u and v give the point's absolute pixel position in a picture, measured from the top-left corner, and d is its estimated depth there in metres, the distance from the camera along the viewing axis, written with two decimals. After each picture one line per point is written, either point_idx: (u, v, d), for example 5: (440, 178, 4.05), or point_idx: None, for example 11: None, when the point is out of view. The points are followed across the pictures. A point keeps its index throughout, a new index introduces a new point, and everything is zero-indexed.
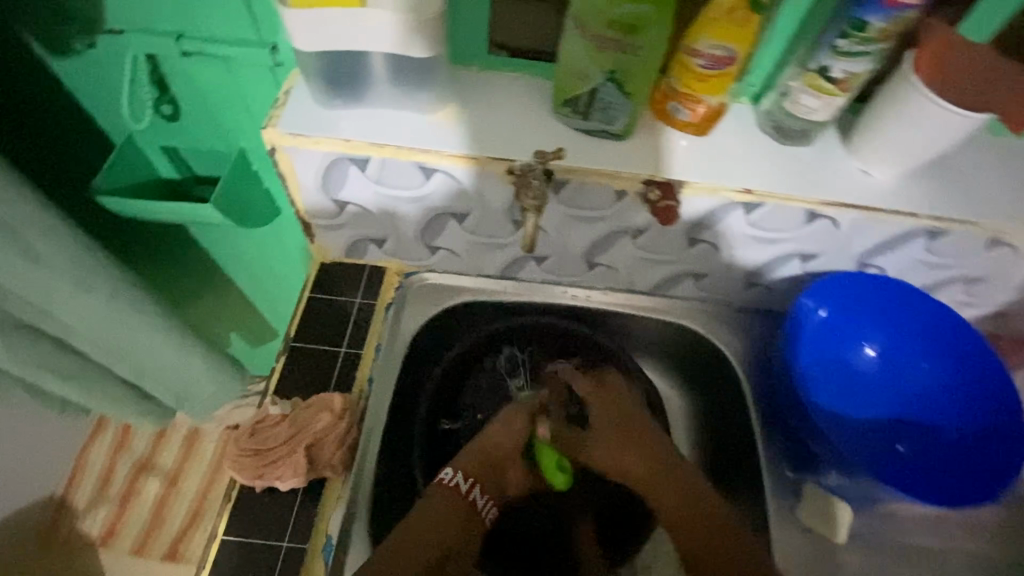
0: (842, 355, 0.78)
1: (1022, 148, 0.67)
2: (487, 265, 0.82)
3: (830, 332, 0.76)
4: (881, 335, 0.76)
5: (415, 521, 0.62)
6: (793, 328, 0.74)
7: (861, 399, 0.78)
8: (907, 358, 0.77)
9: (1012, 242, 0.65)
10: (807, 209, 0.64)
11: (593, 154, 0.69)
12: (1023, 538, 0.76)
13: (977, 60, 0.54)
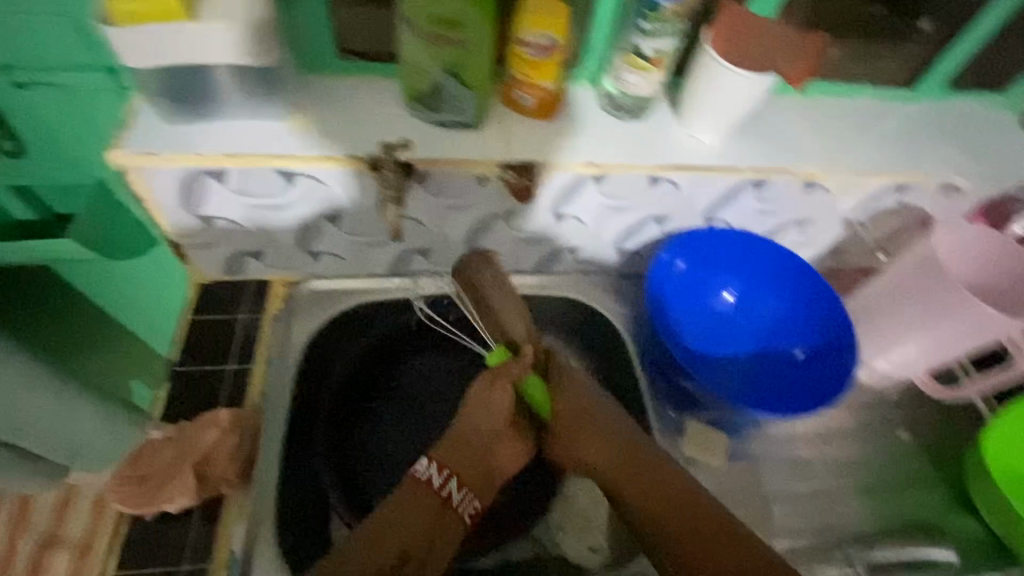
0: (707, 301, 0.86)
1: (814, 112, 0.81)
2: (373, 264, 0.84)
3: (688, 282, 0.85)
4: (736, 280, 0.85)
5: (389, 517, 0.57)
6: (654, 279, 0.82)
7: (725, 339, 0.86)
8: (758, 297, 0.86)
9: (822, 184, 0.78)
10: (648, 173, 0.73)
11: (448, 146, 0.69)
12: (882, 433, 0.88)
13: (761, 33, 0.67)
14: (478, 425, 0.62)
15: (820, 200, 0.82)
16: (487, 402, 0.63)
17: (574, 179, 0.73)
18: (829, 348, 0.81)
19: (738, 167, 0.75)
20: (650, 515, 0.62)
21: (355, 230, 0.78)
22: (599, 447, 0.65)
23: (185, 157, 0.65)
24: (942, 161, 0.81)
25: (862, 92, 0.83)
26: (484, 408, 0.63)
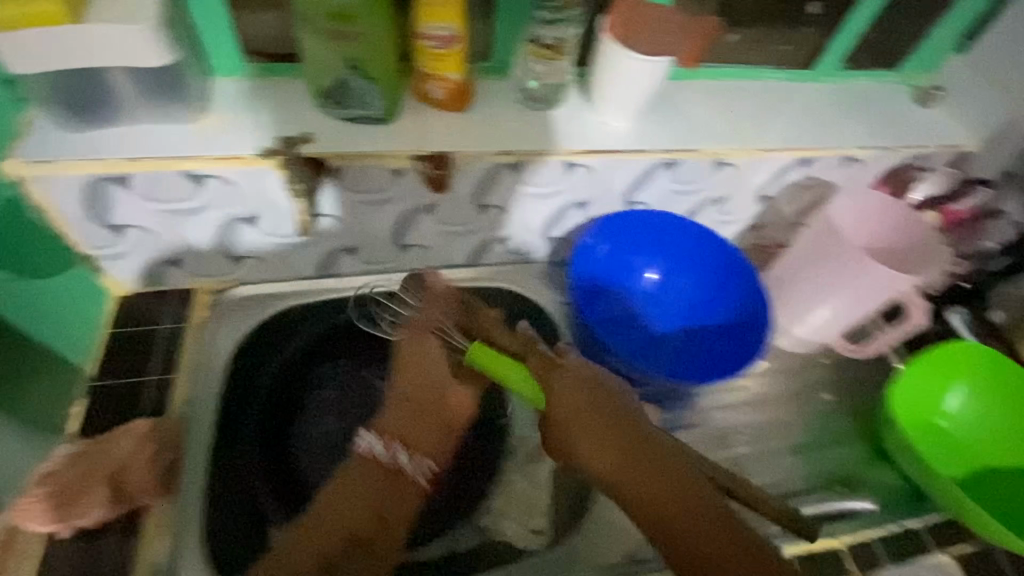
0: (639, 281, 0.90)
1: (843, 96, 0.92)
2: (456, 254, 0.89)
3: (670, 260, 0.89)
4: (657, 260, 0.89)
5: (340, 485, 0.61)
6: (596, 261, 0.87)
7: (659, 309, 0.91)
8: (681, 274, 0.89)
9: (859, 159, 0.88)
10: (715, 158, 0.82)
11: (540, 138, 0.75)
12: None
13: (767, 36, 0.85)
14: (553, 413, 0.61)
15: (857, 174, 0.91)
16: (568, 387, 0.62)
17: (648, 165, 0.81)
18: (743, 321, 0.86)
19: (789, 148, 0.84)
20: (660, 521, 0.56)
21: (447, 221, 0.83)
22: (598, 449, 0.59)
23: (286, 151, 0.69)
24: (949, 129, 0.94)
25: (871, 79, 0.96)
26: (564, 391, 0.61)
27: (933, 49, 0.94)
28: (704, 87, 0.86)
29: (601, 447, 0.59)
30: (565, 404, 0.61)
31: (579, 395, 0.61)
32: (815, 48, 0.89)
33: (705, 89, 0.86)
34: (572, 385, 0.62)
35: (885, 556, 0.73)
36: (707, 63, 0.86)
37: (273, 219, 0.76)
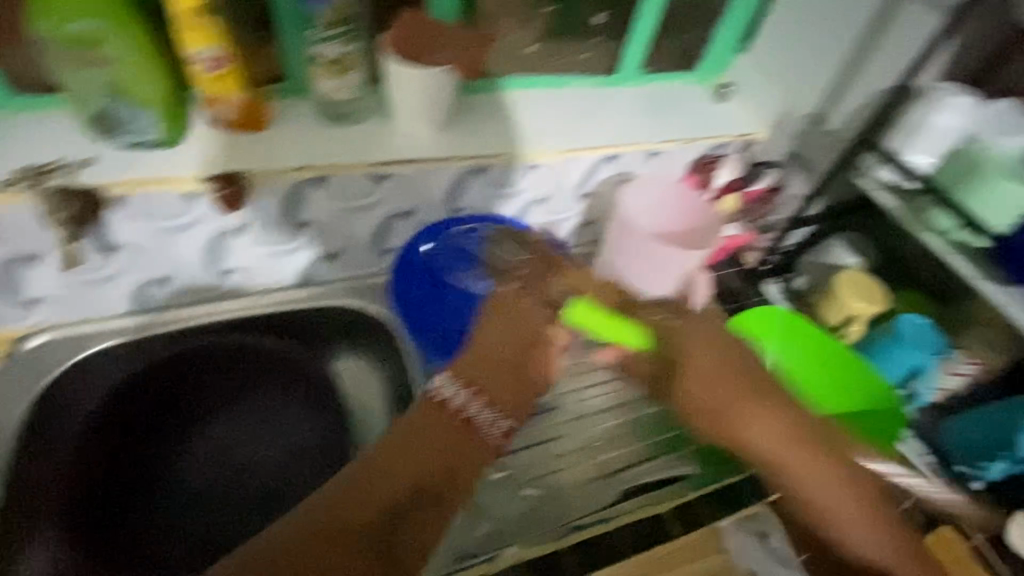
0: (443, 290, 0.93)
1: (645, 96, 1.00)
2: (284, 274, 0.89)
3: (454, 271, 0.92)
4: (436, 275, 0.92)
5: (422, 435, 0.65)
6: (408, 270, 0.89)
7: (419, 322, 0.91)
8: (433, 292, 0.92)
9: (662, 152, 0.95)
10: (520, 161, 0.87)
11: (341, 152, 0.77)
12: None
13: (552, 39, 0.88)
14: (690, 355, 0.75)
15: (666, 165, 0.98)
16: (700, 378, 0.73)
17: (459, 173, 0.84)
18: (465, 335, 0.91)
19: (593, 147, 0.91)
20: (794, 496, 0.70)
21: (262, 242, 0.82)
22: (771, 433, 0.70)
23: (26, 175, 0.66)
24: (749, 120, 1.00)
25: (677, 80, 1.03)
26: (692, 362, 0.74)
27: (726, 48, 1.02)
28: (515, 95, 0.92)
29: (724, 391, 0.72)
30: (696, 397, 0.73)
31: (703, 375, 0.73)
32: (614, 55, 0.97)
33: (515, 97, 0.91)
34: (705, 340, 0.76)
35: (706, 512, 0.80)
36: (515, 72, 0.91)
37: (63, 254, 0.74)
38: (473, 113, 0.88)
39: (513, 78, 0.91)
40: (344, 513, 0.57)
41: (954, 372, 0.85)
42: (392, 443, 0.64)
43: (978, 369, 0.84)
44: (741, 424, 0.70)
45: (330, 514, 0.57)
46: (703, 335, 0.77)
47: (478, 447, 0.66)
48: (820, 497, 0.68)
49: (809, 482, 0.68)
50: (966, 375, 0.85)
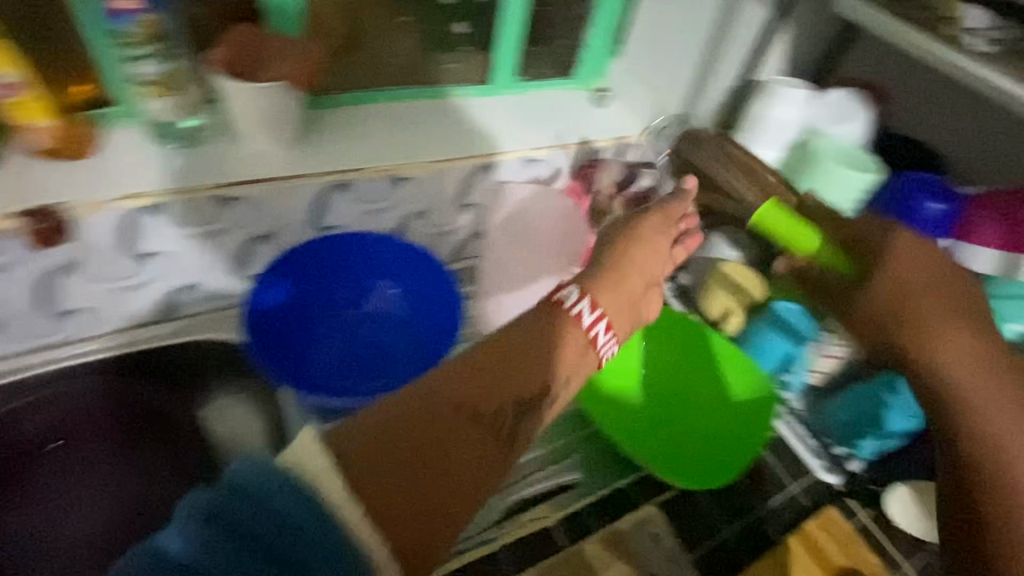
0: (347, 304, 0.88)
1: (519, 102, 1.00)
2: (138, 308, 0.84)
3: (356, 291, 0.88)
4: (341, 291, 0.88)
5: (539, 359, 0.50)
6: (298, 284, 0.84)
7: (304, 340, 0.86)
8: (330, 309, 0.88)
9: (536, 157, 0.95)
10: (386, 174, 0.84)
11: (177, 174, 0.74)
12: None
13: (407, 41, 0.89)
14: (892, 246, 0.58)
15: (543, 172, 0.98)
16: (920, 281, 0.55)
17: (319, 190, 0.81)
18: (357, 359, 0.85)
19: (465, 156, 0.89)
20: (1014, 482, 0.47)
21: (102, 277, 0.78)
22: (962, 353, 0.51)
23: None
24: (625, 121, 1.01)
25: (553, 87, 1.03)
26: (907, 269, 0.56)
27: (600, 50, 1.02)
28: (380, 109, 0.90)
29: (941, 311, 0.53)
30: (932, 302, 0.54)
31: (932, 289, 0.54)
32: (484, 65, 0.96)
33: (378, 111, 0.90)
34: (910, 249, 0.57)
35: (595, 524, 0.77)
36: (376, 87, 0.90)
37: None
38: (332, 128, 0.85)
39: (373, 94, 0.90)
40: (433, 432, 0.43)
41: (825, 354, 0.87)
42: (534, 363, 0.49)
43: (844, 349, 0.87)
44: (939, 332, 0.52)
45: (439, 412, 0.44)
46: (917, 259, 0.56)
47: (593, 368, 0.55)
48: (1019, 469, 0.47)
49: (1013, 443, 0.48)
50: (836, 355, 0.87)
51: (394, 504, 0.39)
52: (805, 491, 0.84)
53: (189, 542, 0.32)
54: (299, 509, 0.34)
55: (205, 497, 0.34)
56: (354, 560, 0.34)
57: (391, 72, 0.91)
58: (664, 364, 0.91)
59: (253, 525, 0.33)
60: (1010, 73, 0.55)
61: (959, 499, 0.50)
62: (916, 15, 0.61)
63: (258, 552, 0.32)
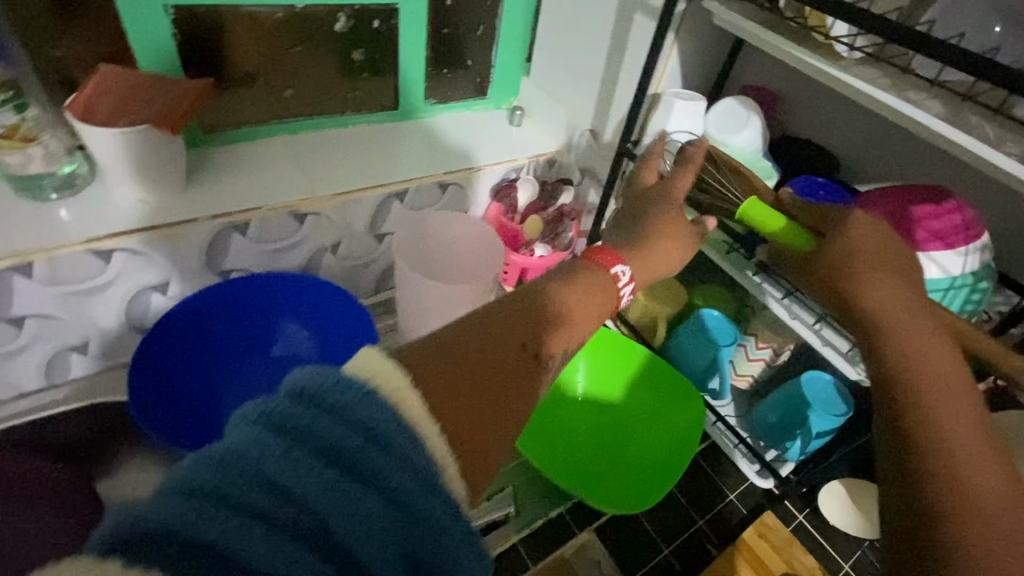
0: (259, 345, 0.85)
1: (429, 125, 0.99)
2: (23, 377, 0.77)
3: (267, 330, 0.85)
4: (253, 333, 0.84)
5: (562, 320, 0.51)
6: (201, 330, 0.80)
7: (217, 385, 0.82)
8: (243, 353, 0.84)
9: (452, 180, 0.93)
10: (288, 211, 0.80)
11: (44, 230, 0.68)
12: None
13: (301, 66, 0.85)
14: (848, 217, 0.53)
15: (459, 196, 0.96)
16: (873, 246, 0.50)
17: (214, 232, 0.76)
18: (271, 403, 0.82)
19: (372, 185, 0.86)
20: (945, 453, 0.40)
21: None
22: (902, 303, 0.47)
23: None
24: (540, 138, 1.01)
25: (463, 107, 1.02)
26: (864, 240, 0.51)
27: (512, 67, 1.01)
28: (278, 143, 0.88)
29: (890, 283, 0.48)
30: (872, 258, 0.49)
31: (883, 256, 0.50)
32: (391, 91, 0.94)
33: (277, 144, 0.88)
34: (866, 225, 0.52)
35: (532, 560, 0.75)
36: (274, 119, 0.87)
37: None
38: (227, 166, 0.81)
39: (271, 127, 0.87)
40: (498, 371, 0.44)
41: (752, 358, 0.87)
42: (562, 316, 0.51)
43: (769, 353, 0.86)
44: (885, 282, 0.48)
45: (493, 345, 0.45)
46: (872, 232, 0.51)
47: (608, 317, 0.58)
48: (946, 402, 0.42)
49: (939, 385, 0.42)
50: (762, 359, 0.86)
51: (466, 431, 0.39)
52: (741, 495, 0.85)
53: (261, 447, 0.29)
54: (379, 420, 0.33)
55: (274, 406, 0.31)
56: (425, 475, 0.33)
57: (288, 103, 0.87)
58: (609, 381, 0.89)
59: (331, 432, 0.31)
60: (862, 78, 0.57)
61: (889, 437, 0.43)
62: (780, 16, 0.62)
63: (337, 464, 0.30)
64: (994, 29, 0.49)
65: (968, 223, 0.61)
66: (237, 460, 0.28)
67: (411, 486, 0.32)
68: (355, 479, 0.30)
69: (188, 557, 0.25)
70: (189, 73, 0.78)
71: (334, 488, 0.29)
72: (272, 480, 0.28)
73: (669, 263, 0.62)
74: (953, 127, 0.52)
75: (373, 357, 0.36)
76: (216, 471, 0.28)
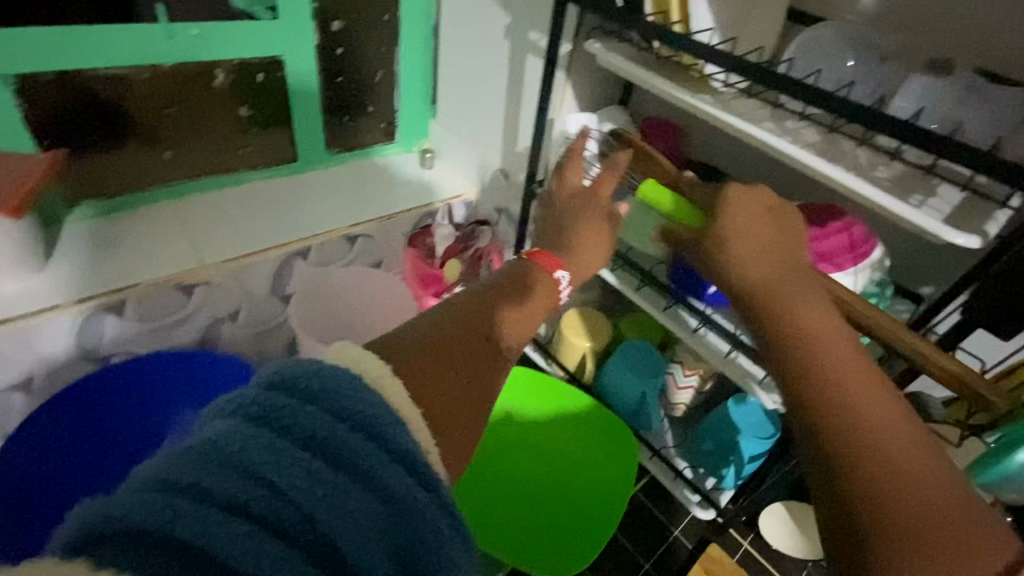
0: (148, 435, 0.77)
1: (335, 172, 0.95)
2: None
3: (157, 416, 0.77)
4: (143, 421, 0.77)
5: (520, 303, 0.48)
6: (79, 425, 0.73)
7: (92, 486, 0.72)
8: (129, 445, 0.76)
9: (361, 232, 0.88)
10: (172, 283, 0.74)
11: None
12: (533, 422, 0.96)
13: (180, 123, 0.80)
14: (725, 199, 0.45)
15: (371, 247, 0.91)
16: (756, 219, 0.44)
17: (80, 319, 0.71)
18: None
19: (267, 247, 0.80)
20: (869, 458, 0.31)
21: None
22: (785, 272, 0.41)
23: None
24: (450, 183, 0.98)
25: (370, 152, 0.99)
26: (750, 208, 0.44)
27: (416, 111, 0.98)
28: (167, 207, 0.83)
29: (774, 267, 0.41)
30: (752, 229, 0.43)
31: (759, 233, 0.43)
32: (288, 144, 0.89)
33: (160, 210, 0.82)
34: (739, 205, 0.44)
35: None
36: (153, 183, 0.82)
37: None
38: (106, 241, 0.76)
39: (150, 191, 0.82)
40: (471, 360, 0.40)
41: (681, 385, 0.83)
42: (510, 307, 0.46)
43: (697, 378, 0.82)
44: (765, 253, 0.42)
45: (462, 331, 0.42)
46: (754, 198, 0.45)
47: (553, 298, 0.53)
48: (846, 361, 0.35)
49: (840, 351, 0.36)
50: (691, 384, 0.83)
51: (446, 414, 0.37)
52: (686, 529, 0.84)
53: (240, 438, 0.28)
54: (363, 407, 0.31)
55: (256, 398, 0.30)
56: (414, 464, 0.31)
57: (172, 162, 0.82)
58: (545, 408, 0.87)
59: (314, 425, 0.29)
60: (737, 112, 0.57)
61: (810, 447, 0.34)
62: (656, 54, 0.63)
63: (323, 455, 0.29)
64: (848, 63, 0.51)
65: (857, 241, 0.62)
66: (219, 452, 0.28)
67: (397, 478, 0.30)
68: (339, 470, 0.29)
69: (161, 552, 0.24)
70: (47, 141, 0.73)
71: (319, 478, 0.28)
72: (257, 467, 0.27)
73: (596, 254, 0.58)
74: (820, 158, 0.53)
75: (353, 348, 0.35)
76: (197, 463, 0.27)
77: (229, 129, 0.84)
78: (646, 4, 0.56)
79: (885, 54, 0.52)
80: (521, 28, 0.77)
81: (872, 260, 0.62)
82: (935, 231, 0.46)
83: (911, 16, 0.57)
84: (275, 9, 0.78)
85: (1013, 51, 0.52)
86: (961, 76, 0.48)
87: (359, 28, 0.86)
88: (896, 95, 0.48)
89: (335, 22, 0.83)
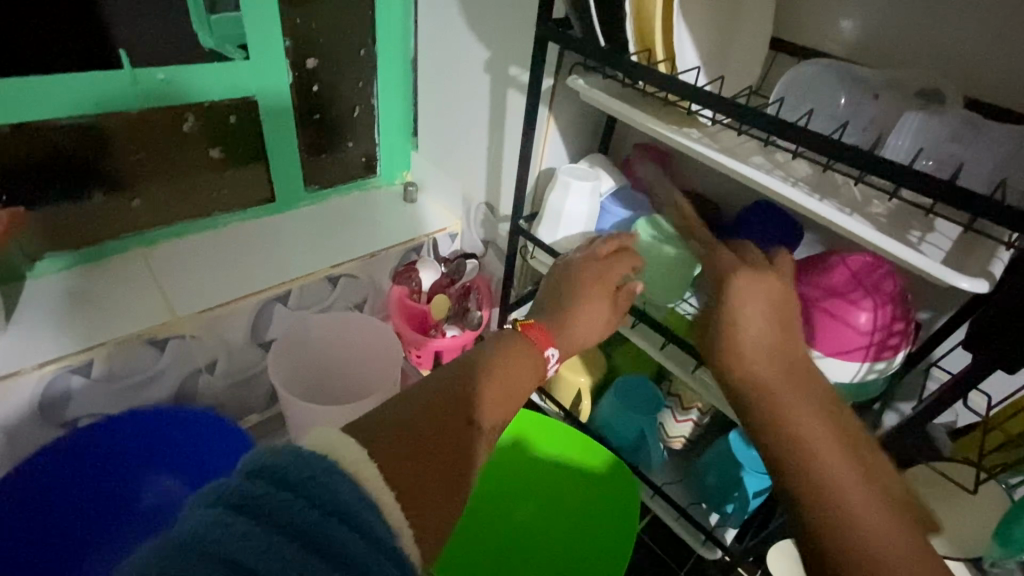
0: (133, 489, 0.76)
1: (314, 209, 0.92)
2: None
3: (140, 471, 0.75)
4: (131, 478, 0.76)
5: (504, 368, 0.46)
6: (52, 493, 0.69)
7: (90, 542, 0.73)
8: (119, 501, 0.75)
9: (341, 273, 0.84)
10: (141, 339, 0.71)
11: None
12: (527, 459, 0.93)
13: (147, 165, 0.77)
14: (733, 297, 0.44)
15: (355, 286, 0.88)
16: (762, 314, 0.43)
17: (43, 381, 0.67)
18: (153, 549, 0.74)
19: (244, 294, 0.77)
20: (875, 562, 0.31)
21: None
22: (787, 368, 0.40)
23: None
24: (434, 217, 0.95)
25: (347, 188, 0.95)
26: (760, 295, 0.44)
27: (397, 144, 0.96)
28: (137, 254, 0.80)
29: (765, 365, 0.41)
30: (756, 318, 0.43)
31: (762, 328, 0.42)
32: (264, 182, 0.87)
33: (130, 261, 0.79)
34: (750, 307, 0.43)
35: None
36: (119, 235, 0.78)
37: None
38: (76, 297, 0.73)
39: (118, 242, 0.79)
40: (448, 443, 0.37)
41: (680, 420, 0.81)
42: (491, 387, 0.43)
43: (696, 412, 0.80)
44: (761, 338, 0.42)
45: (438, 412, 0.38)
46: (761, 283, 0.45)
47: (539, 367, 0.49)
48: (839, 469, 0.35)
49: (845, 482, 0.34)
50: (690, 419, 0.81)
51: (422, 495, 0.34)
52: (693, 569, 0.83)
53: (219, 528, 0.25)
54: (342, 490, 0.28)
55: (234, 486, 0.27)
56: (389, 546, 0.28)
57: (140, 206, 0.79)
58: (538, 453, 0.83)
59: (291, 512, 0.26)
60: (726, 146, 0.56)
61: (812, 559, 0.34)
62: (639, 91, 0.61)
63: (302, 541, 0.26)
64: (840, 101, 0.51)
65: (866, 275, 0.57)
66: (194, 543, 0.24)
67: (375, 559, 0.27)
68: (317, 555, 0.26)
69: None
70: (9, 194, 0.70)
71: (295, 568, 0.25)
72: (232, 557, 0.24)
73: (591, 326, 0.56)
74: (811, 194, 0.51)
75: (329, 430, 0.31)
76: (173, 557, 0.24)
77: (199, 168, 0.81)
78: (630, 43, 0.54)
79: (875, 88, 0.51)
80: (501, 62, 0.75)
81: (891, 295, 0.56)
82: (939, 275, 0.44)
83: (896, 45, 0.56)
84: (245, 48, 0.75)
85: (1001, 79, 0.51)
86: (954, 111, 0.47)
87: (334, 65, 0.84)
88: (891, 132, 0.47)
89: (309, 59, 0.81)
